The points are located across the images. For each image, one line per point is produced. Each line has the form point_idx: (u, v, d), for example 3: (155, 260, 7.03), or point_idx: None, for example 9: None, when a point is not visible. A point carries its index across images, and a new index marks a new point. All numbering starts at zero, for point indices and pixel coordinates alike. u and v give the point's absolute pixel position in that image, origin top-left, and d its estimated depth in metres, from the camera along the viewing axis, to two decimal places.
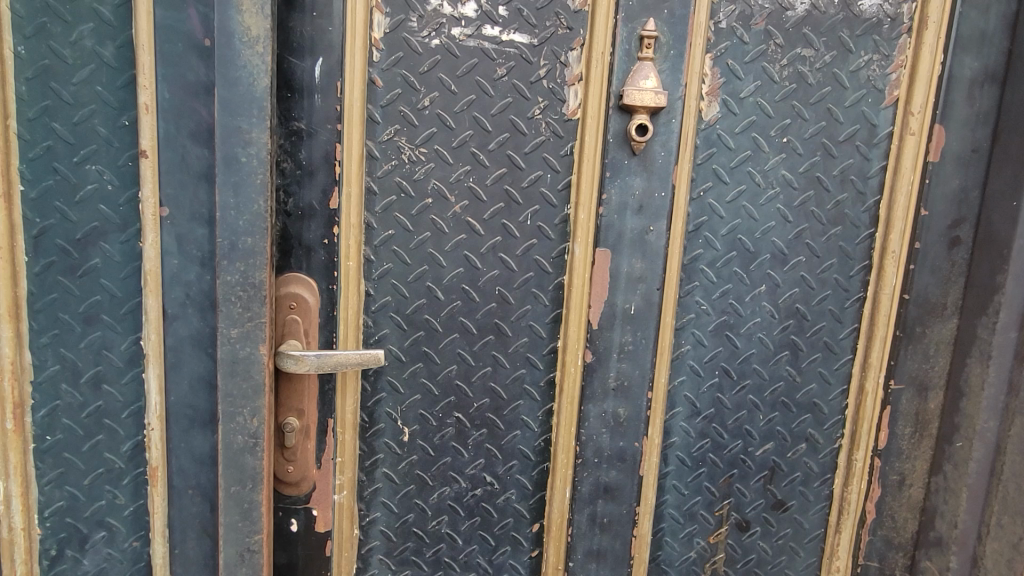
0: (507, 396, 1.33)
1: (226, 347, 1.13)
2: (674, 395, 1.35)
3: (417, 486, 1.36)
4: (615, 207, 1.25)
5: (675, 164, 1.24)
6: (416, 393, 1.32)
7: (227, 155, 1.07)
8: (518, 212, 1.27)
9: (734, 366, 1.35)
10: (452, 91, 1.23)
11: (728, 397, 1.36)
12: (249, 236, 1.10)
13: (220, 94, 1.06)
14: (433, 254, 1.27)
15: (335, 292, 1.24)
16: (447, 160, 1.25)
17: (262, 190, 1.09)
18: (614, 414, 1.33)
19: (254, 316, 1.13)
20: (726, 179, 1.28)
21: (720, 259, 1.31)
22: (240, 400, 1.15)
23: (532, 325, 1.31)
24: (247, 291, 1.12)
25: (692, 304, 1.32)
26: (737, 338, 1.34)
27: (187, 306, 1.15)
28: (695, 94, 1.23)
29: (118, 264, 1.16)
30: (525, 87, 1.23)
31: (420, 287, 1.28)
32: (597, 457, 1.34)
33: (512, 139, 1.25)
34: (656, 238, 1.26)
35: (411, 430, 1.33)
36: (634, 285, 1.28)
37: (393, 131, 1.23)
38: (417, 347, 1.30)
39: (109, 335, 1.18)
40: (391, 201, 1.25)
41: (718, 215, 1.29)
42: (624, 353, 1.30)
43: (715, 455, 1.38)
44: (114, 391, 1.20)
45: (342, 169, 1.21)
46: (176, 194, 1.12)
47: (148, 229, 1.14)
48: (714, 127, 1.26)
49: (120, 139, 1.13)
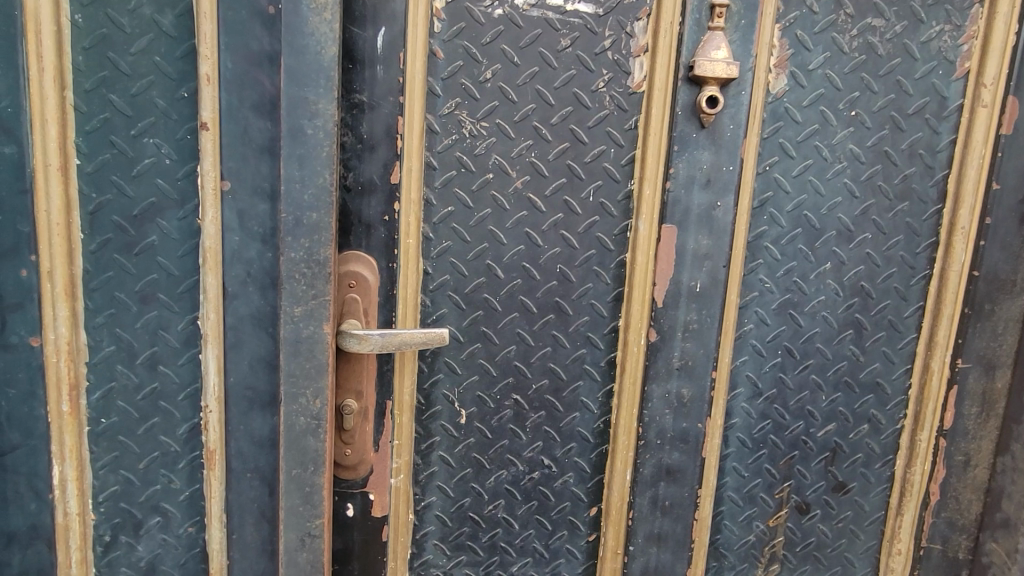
0: (567, 376, 1.30)
1: (290, 326, 1.10)
2: (736, 376, 1.32)
3: (474, 470, 1.33)
4: (682, 182, 1.22)
5: (743, 137, 1.21)
6: (474, 374, 1.29)
7: (293, 127, 1.04)
8: (581, 187, 1.24)
9: (798, 346, 1.32)
10: (514, 63, 1.19)
11: (791, 377, 1.34)
12: (314, 211, 1.07)
13: (287, 63, 1.02)
14: (493, 231, 1.24)
15: (395, 270, 1.21)
16: (509, 134, 1.21)
17: (328, 163, 1.06)
18: (677, 395, 1.30)
19: (319, 294, 1.10)
20: (793, 153, 1.25)
21: (785, 237, 1.28)
22: (304, 381, 1.12)
23: (594, 304, 1.28)
24: (311, 268, 1.09)
25: (756, 282, 1.29)
26: (802, 316, 1.31)
27: (248, 285, 1.12)
28: (765, 65, 1.20)
29: (175, 241, 1.13)
30: (589, 59, 1.20)
31: (480, 266, 1.25)
32: (659, 439, 1.32)
33: (576, 113, 1.21)
34: (723, 214, 1.23)
35: (469, 412, 1.30)
36: (700, 262, 1.25)
37: (454, 105, 1.19)
38: (477, 327, 1.27)
39: (166, 315, 1.15)
40: (451, 176, 1.21)
41: (784, 190, 1.26)
42: (688, 332, 1.27)
43: (776, 436, 1.36)
44: (170, 373, 1.17)
45: (404, 143, 1.17)
46: (238, 167, 1.08)
47: (208, 205, 1.11)
48: (782, 100, 1.23)
49: (178, 112, 1.09)
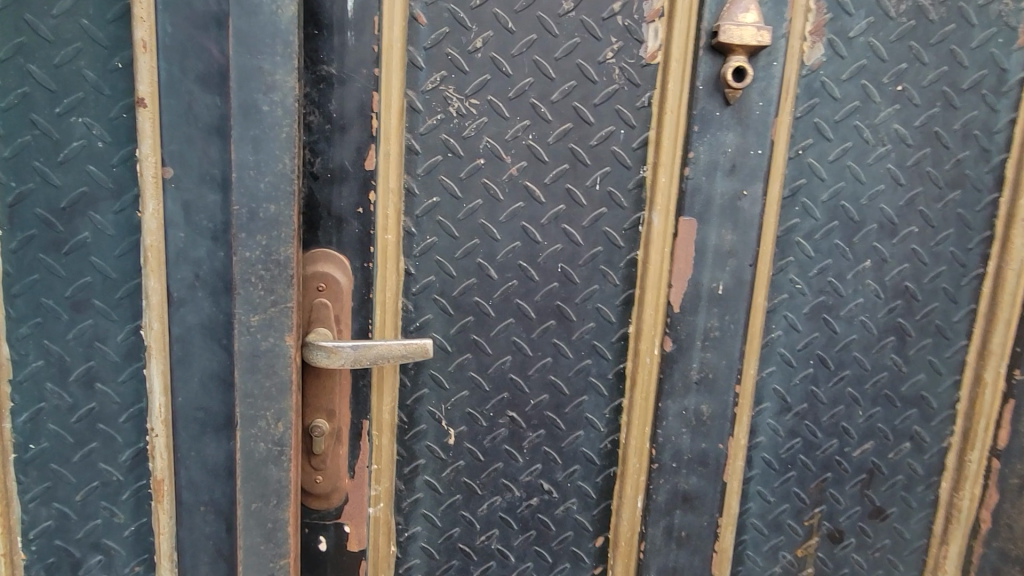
0: (570, 391, 1.15)
1: (245, 338, 0.94)
2: (762, 389, 1.16)
3: (464, 496, 1.17)
4: (703, 168, 1.05)
5: (774, 115, 1.05)
6: (463, 389, 1.13)
7: (244, 102, 0.87)
8: (586, 175, 1.07)
9: (832, 355, 1.16)
10: (508, 30, 1.02)
11: (824, 390, 1.18)
12: (271, 202, 0.90)
13: (237, 25, 0.85)
14: (485, 225, 1.08)
15: (371, 271, 1.05)
16: (502, 113, 1.05)
17: (287, 146, 0.90)
18: (696, 412, 1.14)
19: (279, 300, 0.94)
20: (829, 134, 1.09)
21: (819, 231, 1.12)
22: (263, 401, 0.96)
23: (600, 309, 1.12)
24: (269, 269, 0.92)
25: (785, 282, 1.13)
26: (837, 321, 1.15)
27: (197, 290, 0.95)
28: (800, 31, 1.03)
29: (112, 238, 0.96)
30: (595, 25, 1.03)
31: (469, 265, 1.09)
32: (675, 462, 1.16)
33: (580, 89, 1.05)
34: (749, 205, 1.07)
35: (458, 432, 1.14)
36: (723, 260, 1.08)
37: (439, 79, 1.02)
38: (467, 335, 1.11)
39: (102, 324, 0.99)
40: (436, 161, 1.05)
41: (819, 176, 1.10)
42: (709, 340, 1.11)
43: (807, 457, 1.20)
44: (109, 391, 1.01)
45: (380, 123, 1.01)
46: (182, 151, 0.91)
47: (148, 197, 0.94)
48: (817, 73, 1.06)
49: (111, 86, 0.92)
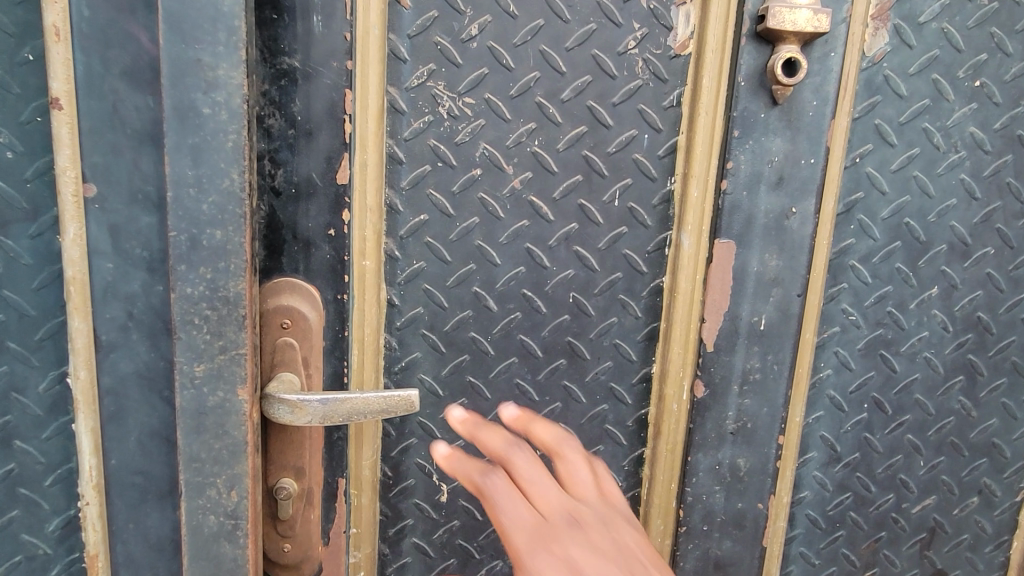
0: (582, 441, 0.97)
1: (187, 392, 0.75)
2: (807, 436, 0.99)
3: (459, 561, 1.00)
4: (745, 181, 0.88)
5: (830, 117, 0.88)
6: (458, 438, 0.96)
7: (179, 103, 0.68)
8: (602, 188, 0.90)
9: (889, 397, 0.99)
10: (510, 14, 0.85)
11: (880, 437, 1.01)
12: (216, 227, 0.72)
13: (168, 5, 0.66)
14: (482, 248, 0.90)
15: (346, 305, 0.87)
16: (503, 115, 0.87)
17: (235, 158, 0.71)
18: (731, 467, 0.97)
19: (228, 344, 0.74)
20: (892, 139, 0.91)
21: (879, 252, 0.94)
22: (212, 468, 0.78)
23: (619, 346, 0.95)
24: (216, 308, 0.74)
25: (837, 313, 0.95)
26: (897, 358, 0.98)
27: (131, 331, 0.76)
28: (863, 14, 0.86)
29: (28, 268, 0.79)
30: (615, 9, 0.86)
31: (464, 295, 0.91)
32: (706, 525, 0.99)
33: (596, 85, 0.87)
34: (797, 224, 0.90)
35: (452, 487, 0.98)
36: (765, 290, 0.92)
37: (426, 73, 0.85)
38: (461, 376, 0.94)
39: (20, 372, 0.81)
40: (423, 172, 0.87)
41: (879, 189, 0.92)
42: (747, 383, 0.94)
43: (858, 514, 1.03)
44: (30, 450, 0.83)
45: (354, 127, 0.83)
46: (108, 165, 0.73)
47: (67, 220, 0.74)
48: (880, 65, 0.88)
49: (21, 82, 0.75)
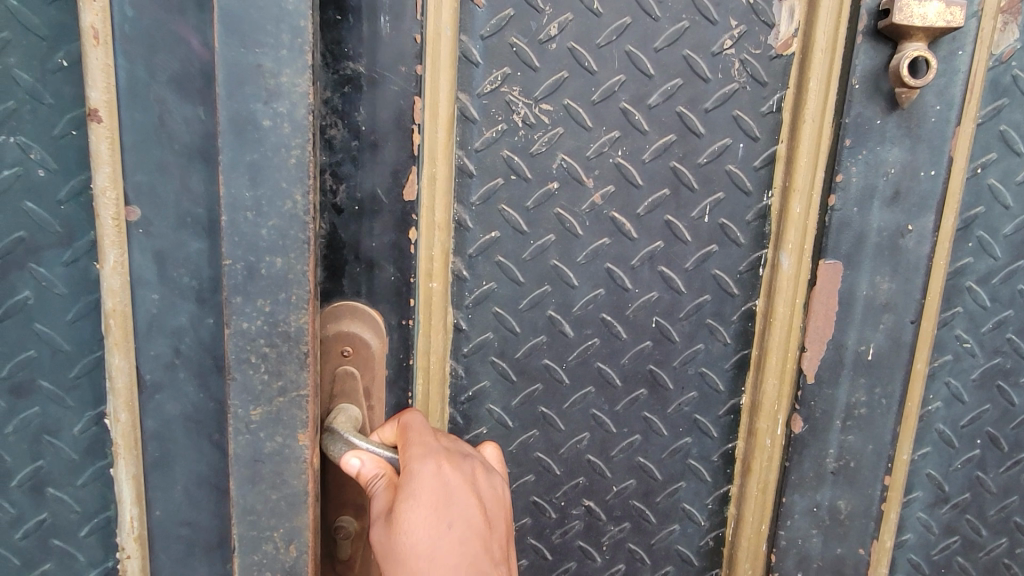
0: (663, 476, 0.88)
1: (242, 439, 0.63)
2: (913, 473, 0.90)
3: None
4: (856, 196, 0.80)
5: (954, 125, 0.79)
6: (527, 474, 0.86)
7: (234, 115, 0.58)
8: (690, 204, 0.81)
9: (1005, 433, 0.90)
10: (595, 13, 0.75)
11: (993, 476, 0.92)
12: (276, 254, 0.61)
13: (224, 1, 0.56)
14: (558, 269, 0.81)
15: (412, 331, 0.79)
16: (584, 123, 0.77)
17: (298, 176, 0.60)
18: (830, 509, 0.89)
19: (287, 385, 0.63)
20: (1019, 147, 0.82)
21: (999, 273, 0.85)
22: (269, 522, 0.65)
23: (706, 377, 0.86)
24: (275, 345, 0.62)
25: (951, 339, 0.86)
26: (1014, 391, 0.89)
27: (179, 370, 0.68)
28: (992, 11, 0.76)
29: (62, 298, 0.70)
30: (710, 5, 0.76)
31: (538, 320, 0.82)
32: (802, 571, 0.91)
33: (686, 88, 0.78)
34: (911, 244, 0.81)
35: (519, 526, 0.87)
36: (875, 316, 0.83)
37: (500, 75, 0.75)
38: (532, 407, 0.84)
39: (53, 413, 0.73)
40: (495, 186, 0.77)
41: (1001, 203, 0.83)
42: (851, 420, 0.86)
43: (967, 560, 0.94)
44: (64, 498, 0.75)
45: (423, 138, 0.74)
46: (154, 185, 0.63)
47: (106, 244, 0.64)
48: (1009, 64, 0.79)
49: (55, 91, 0.66)
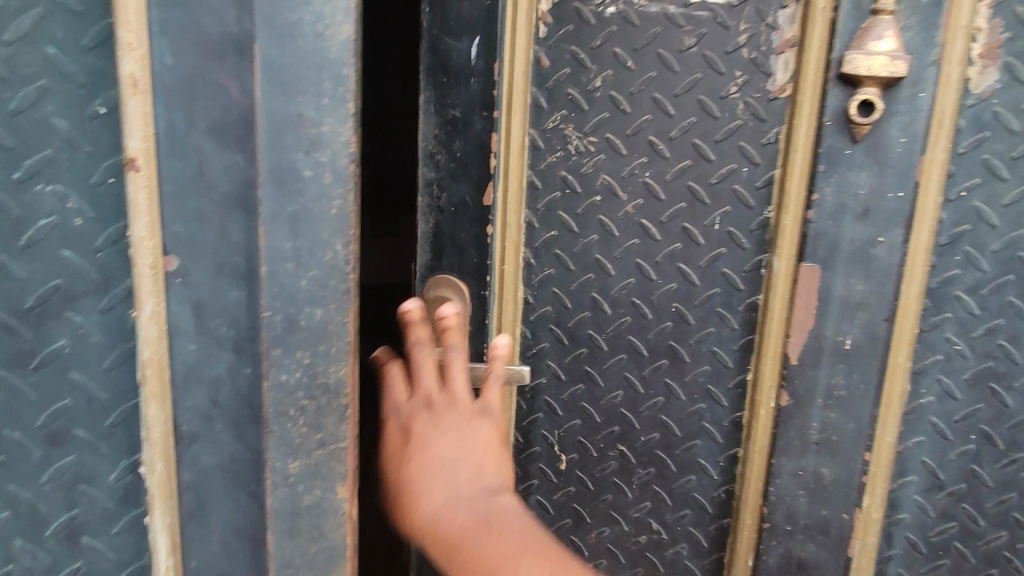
0: (682, 432, 0.85)
1: (281, 492, 0.62)
2: (903, 458, 0.82)
3: (572, 522, 0.91)
4: (829, 211, 0.74)
5: (919, 156, 0.72)
6: (574, 418, 0.88)
7: (275, 165, 0.56)
8: (703, 214, 0.80)
9: (1002, 432, 0.80)
10: (628, 68, 0.77)
11: (988, 472, 0.81)
12: (316, 304, 0.59)
13: (266, 54, 0.54)
14: (600, 262, 0.83)
15: (488, 302, 0.83)
16: (619, 151, 0.80)
17: (341, 226, 0.58)
18: (814, 475, 0.81)
19: (327, 438, 0.62)
20: (1004, 171, 0.74)
21: (989, 281, 0.76)
22: (306, 575, 0.64)
23: (716, 353, 0.83)
24: (314, 398, 0.61)
25: (940, 341, 0.78)
26: (1010, 393, 0.78)
27: (215, 420, 0.63)
28: (960, 54, 0.70)
29: (100, 346, 0.65)
30: (718, 60, 0.76)
31: (583, 298, 0.84)
32: (789, 526, 0.83)
33: (700, 124, 0.78)
34: (886, 255, 0.74)
35: (569, 459, 0.89)
36: (850, 312, 0.76)
37: (559, 118, 0.80)
38: (579, 365, 0.86)
39: (88, 461, 0.68)
40: (553, 198, 0.82)
41: (989, 219, 0.75)
42: (833, 400, 0.79)
43: (966, 549, 0.83)
44: (99, 547, 0.70)
45: (498, 160, 0.79)
46: (192, 235, 0.60)
47: (144, 295, 0.60)
48: (990, 103, 0.72)
49: (93, 139, 0.62)
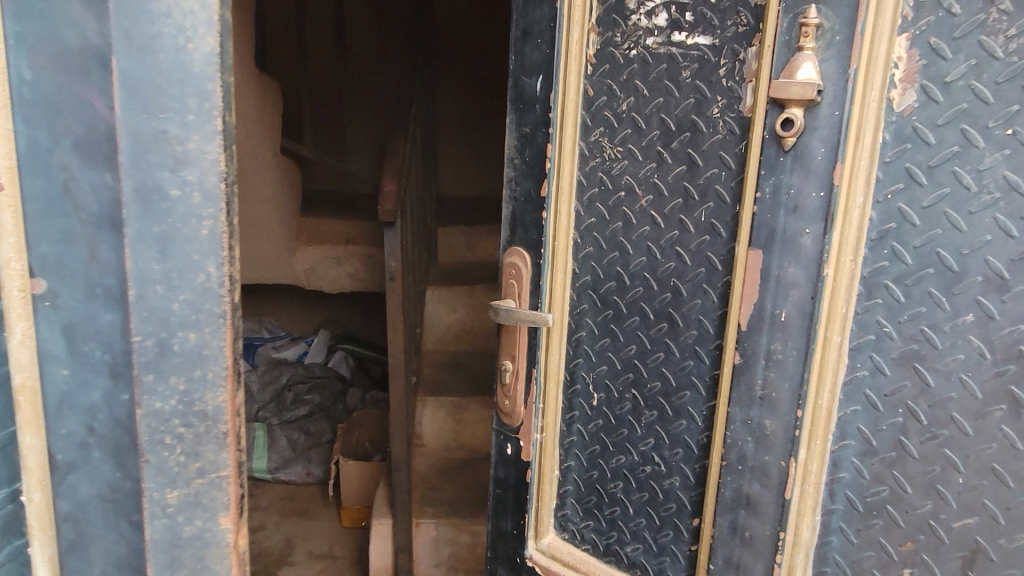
0: (676, 383, 1.00)
1: (161, 524, 0.59)
2: (840, 422, 0.88)
3: (599, 448, 1.12)
4: (768, 205, 0.86)
5: (840, 163, 0.80)
6: (602, 364, 1.08)
7: (140, 184, 0.54)
8: (694, 208, 0.94)
9: (923, 409, 0.83)
10: (643, 96, 0.96)
11: (915, 444, 0.84)
12: (189, 329, 0.57)
13: (123, 67, 0.52)
14: (622, 243, 1.02)
15: (542, 267, 1.07)
16: (637, 157, 0.98)
17: (213, 246, 0.57)
18: (760, 426, 0.92)
19: (206, 467, 0.60)
20: (923, 179, 0.79)
21: (910, 278, 0.81)
22: None
23: (701, 321, 0.96)
24: (191, 426, 0.59)
25: (870, 323, 0.84)
26: (933, 373, 0.81)
27: (93, 449, 0.60)
28: (879, 83, 0.78)
29: None
30: (705, 87, 0.91)
31: (610, 270, 1.04)
32: (740, 465, 0.94)
33: (692, 138, 0.93)
34: (810, 244, 0.84)
35: (598, 398, 1.10)
36: (784, 290, 0.86)
37: (599, 133, 1.02)
38: (607, 323, 1.06)
39: None
40: (593, 194, 1.04)
41: (910, 221, 0.80)
42: (772, 361, 0.89)
43: (896, 513, 0.87)
44: None
45: (553, 163, 1.04)
46: (61, 257, 0.57)
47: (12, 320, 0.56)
48: (908, 121, 0.78)
49: None
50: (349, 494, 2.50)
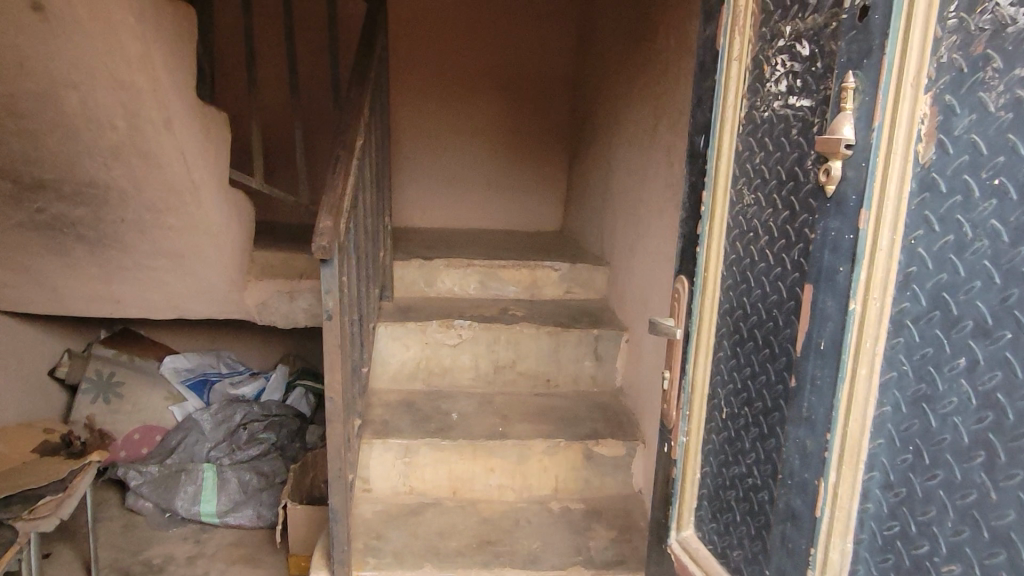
0: (767, 403, 1.01)
1: None
2: (869, 456, 0.84)
3: (723, 459, 1.14)
4: (821, 243, 0.86)
5: (865, 211, 0.79)
6: (728, 382, 1.11)
7: None
8: (789, 248, 0.94)
9: (928, 449, 0.78)
10: (766, 148, 0.99)
11: (919, 482, 0.79)
12: None
13: None
14: (748, 274, 1.05)
15: (693, 291, 1.17)
16: (760, 202, 1.01)
17: None
18: (801, 446, 0.91)
19: None
20: (937, 225, 0.75)
21: (920, 321, 0.77)
22: None
23: (788, 350, 0.94)
24: None
25: (895, 359, 0.80)
26: (935, 415, 0.76)
27: None
28: (903, 139, 0.75)
29: None
30: (806, 141, 0.91)
31: (737, 297, 1.08)
32: (791, 478, 0.94)
33: (795, 186, 0.93)
34: (842, 279, 0.83)
35: (727, 412, 1.12)
36: (823, 321, 0.86)
37: (742, 184, 1.06)
38: (735, 346, 1.09)
39: None
40: (733, 236, 1.09)
41: (925, 262, 0.76)
42: (814, 385, 0.88)
43: (904, 549, 0.81)
44: None
45: (705, 206, 1.13)
46: None
47: None
48: (928, 171, 0.75)
49: None
50: (295, 539, 2.38)
